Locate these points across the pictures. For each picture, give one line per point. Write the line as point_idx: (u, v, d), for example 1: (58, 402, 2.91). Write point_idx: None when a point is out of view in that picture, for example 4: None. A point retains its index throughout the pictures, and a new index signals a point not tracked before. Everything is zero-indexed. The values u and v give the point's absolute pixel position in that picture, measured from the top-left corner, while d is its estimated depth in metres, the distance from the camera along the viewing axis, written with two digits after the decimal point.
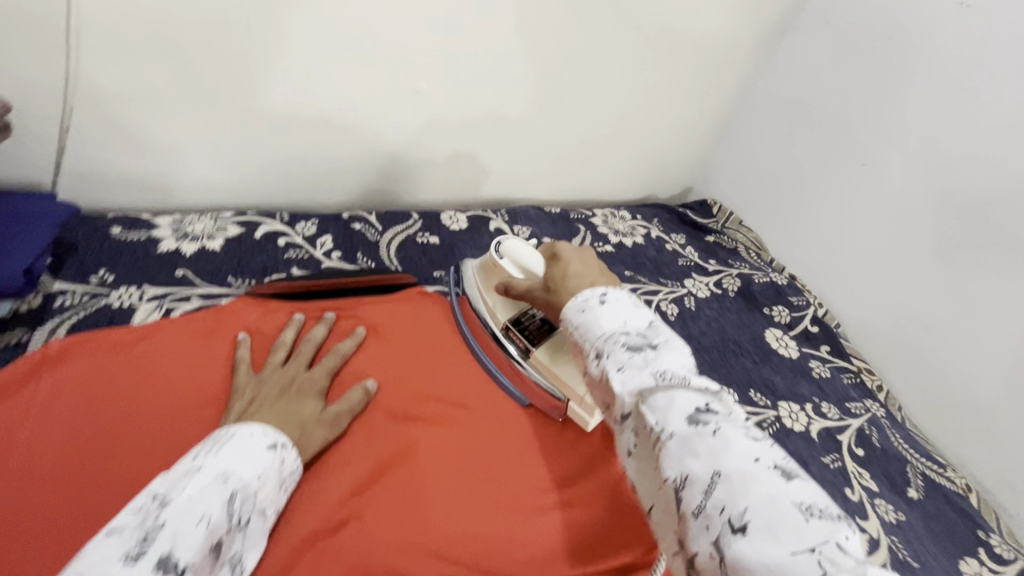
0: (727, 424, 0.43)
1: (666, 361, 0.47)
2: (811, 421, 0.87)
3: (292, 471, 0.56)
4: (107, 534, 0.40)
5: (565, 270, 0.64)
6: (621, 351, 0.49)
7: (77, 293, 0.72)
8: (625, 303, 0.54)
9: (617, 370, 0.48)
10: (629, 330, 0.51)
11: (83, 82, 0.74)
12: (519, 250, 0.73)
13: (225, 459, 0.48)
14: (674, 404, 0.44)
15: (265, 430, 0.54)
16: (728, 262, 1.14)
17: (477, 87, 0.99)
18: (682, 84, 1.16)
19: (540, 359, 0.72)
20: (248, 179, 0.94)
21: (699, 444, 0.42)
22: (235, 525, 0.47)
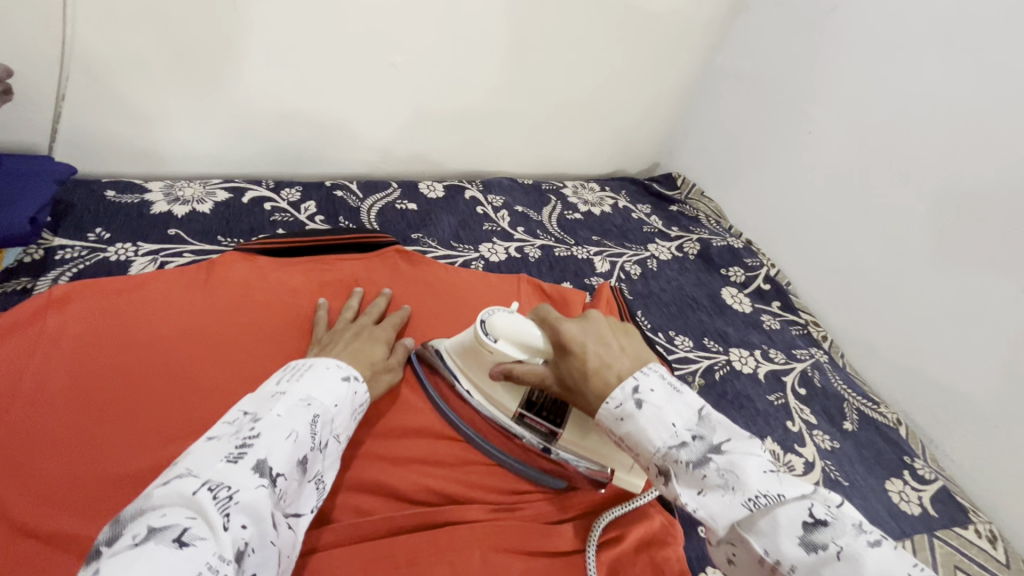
0: (845, 536, 0.40)
1: (746, 475, 0.44)
2: (759, 364, 0.95)
3: (362, 404, 0.60)
4: (208, 439, 0.44)
5: (586, 363, 0.54)
6: (688, 470, 0.46)
7: (76, 248, 0.78)
8: (662, 395, 0.49)
9: (696, 494, 0.46)
10: (682, 435, 0.47)
11: (78, 50, 0.79)
12: (516, 328, 0.61)
13: (306, 388, 0.52)
14: (779, 527, 0.42)
15: (339, 364, 0.58)
16: (689, 229, 1.23)
17: (451, 62, 1.05)
18: (646, 63, 1.24)
19: (569, 440, 0.63)
20: (236, 149, 1.00)
21: (828, 572, 0.39)
22: (318, 447, 0.50)
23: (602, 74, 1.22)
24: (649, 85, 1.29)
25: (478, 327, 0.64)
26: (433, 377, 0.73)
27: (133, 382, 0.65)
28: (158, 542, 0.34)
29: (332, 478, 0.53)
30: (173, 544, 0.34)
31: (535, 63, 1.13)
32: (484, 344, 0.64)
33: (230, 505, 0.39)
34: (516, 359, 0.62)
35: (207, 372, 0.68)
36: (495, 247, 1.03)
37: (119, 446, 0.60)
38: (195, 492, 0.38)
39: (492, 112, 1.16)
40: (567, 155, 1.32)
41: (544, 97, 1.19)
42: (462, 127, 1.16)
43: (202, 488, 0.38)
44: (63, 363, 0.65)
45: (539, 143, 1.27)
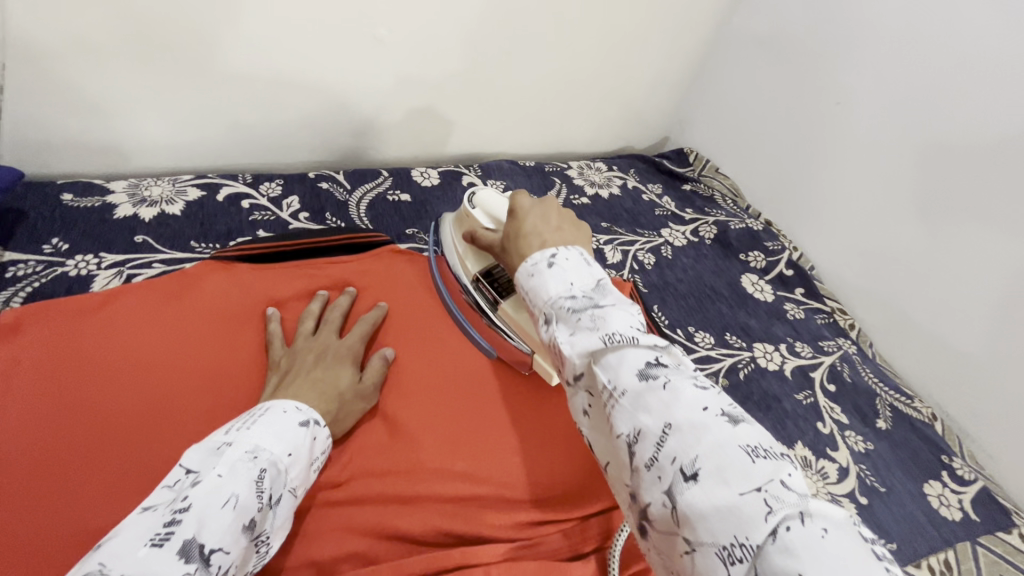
0: (677, 376, 0.38)
1: (615, 321, 0.41)
2: (785, 359, 0.89)
3: (322, 451, 0.55)
4: (141, 511, 0.39)
5: (520, 226, 0.55)
6: (568, 315, 0.43)
7: (30, 262, 0.70)
8: (574, 264, 0.46)
9: (568, 334, 0.42)
10: (576, 292, 0.44)
11: (13, 37, 0.69)
12: (493, 201, 0.67)
13: (256, 436, 0.46)
14: (625, 361, 0.39)
15: (297, 407, 0.53)
16: (704, 210, 1.14)
17: (440, 34, 0.94)
18: (655, 28, 1.13)
19: (503, 310, 0.68)
20: (207, 141, 0.90)
21: (651, 400, 0.36)
22: (267, 505, 0.44)
23: (606, 42, 1.10)
24: (659, 53, 1.18)
25: (467, 198, 0.70)
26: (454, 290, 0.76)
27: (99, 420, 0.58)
28: None
29: (282, 537, 0.48)
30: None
31: (534, 32, 1.02)
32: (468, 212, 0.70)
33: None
34: (484, 226, 0.67)
35: (184, 404, 0.61)
36: None
37: (87, 496, 0.54)
38: None
39: (488, 89, 1.06)
40: (569, 133, 1.22)
41: (545, 69, 1.08)
42: (456, 106, 1.05)
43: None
44: (21, 398, 0.58)
45: (539, 121, 1.16)
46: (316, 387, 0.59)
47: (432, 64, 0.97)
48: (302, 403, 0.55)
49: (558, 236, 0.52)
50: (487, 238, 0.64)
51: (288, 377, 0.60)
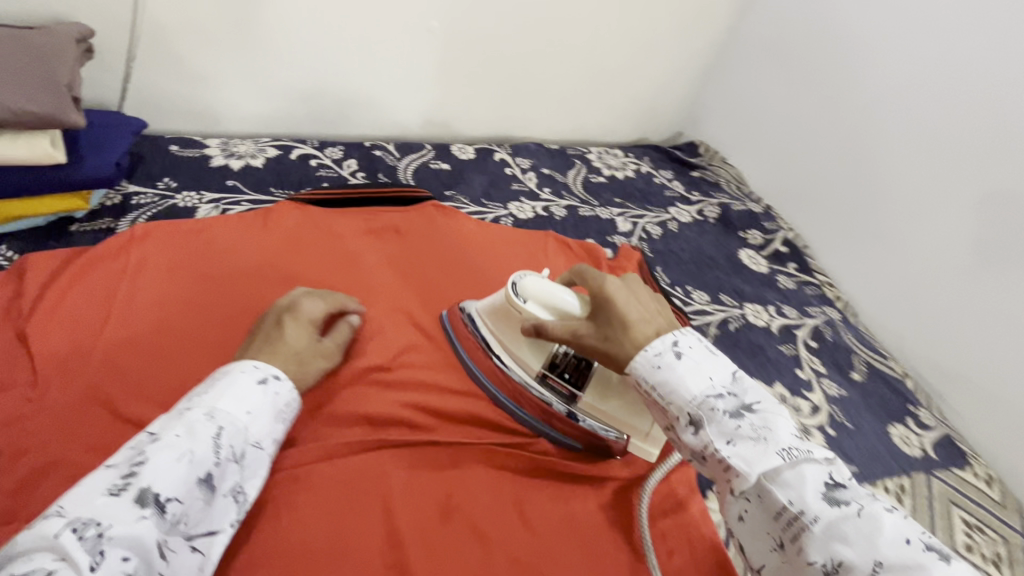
0: (863, 498, 0.45)
1: (781, 433, 0.48)
2: (773, 318, 1.00)
3: (291, 402, 0.59)
4: (105, 467, 0.47)
5: (624, 315, 0.59)
6: (724, 418, 0.50)
7: (149, 194, 0.86)
8: (701, 354, 0.54)
9: (727, 443, 0.49)
10: (720, 390, 0.52)
11: (148, 15, 0.87)
12: (545, 292, 0.67)
13: (212, 400, 0.52)
14: (807, 481, 0.45)
15: (255, 365, 0.58)
16: (711, 194, 1.26)
17: (483, 28, 1.09)
18: (673, 29, 1.26)
19: (587, 403, 0.69)
20: (282, 111, 1.06)
21: (848, 527, 0.43)
22: (226, 460, 0.50)
23: (628, 41, 1.24)
24: (675, 52, 1.31)
25: (511, 288, 0.69)
26: (466, 339, 0.76)
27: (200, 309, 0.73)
28: None
29: (256, 486, 0.53)
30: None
31: (564, 28, 1.17)
32: (513, 303, 0.69)
33: (101, 542, 0.41)
34: (540, 317, 0.67)
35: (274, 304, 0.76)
36: (522, 205, 1.08)
37: (185, 360, 0.68)
38: (58, 534, 0.40)
39: (521, 78, 1.20)
40: (592, 122, 1.36)
41: (572, 63, 1.23)
42: (492, 91, 1.20)
43: (67, 528, 0.41)
44: (146, 289, 0.72)
45: (565, 109, 1.30)
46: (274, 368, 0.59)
47: (475, 52, 1.13)
48: (256, 362, 0.59)
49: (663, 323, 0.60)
50: (561, 327, 0.65)
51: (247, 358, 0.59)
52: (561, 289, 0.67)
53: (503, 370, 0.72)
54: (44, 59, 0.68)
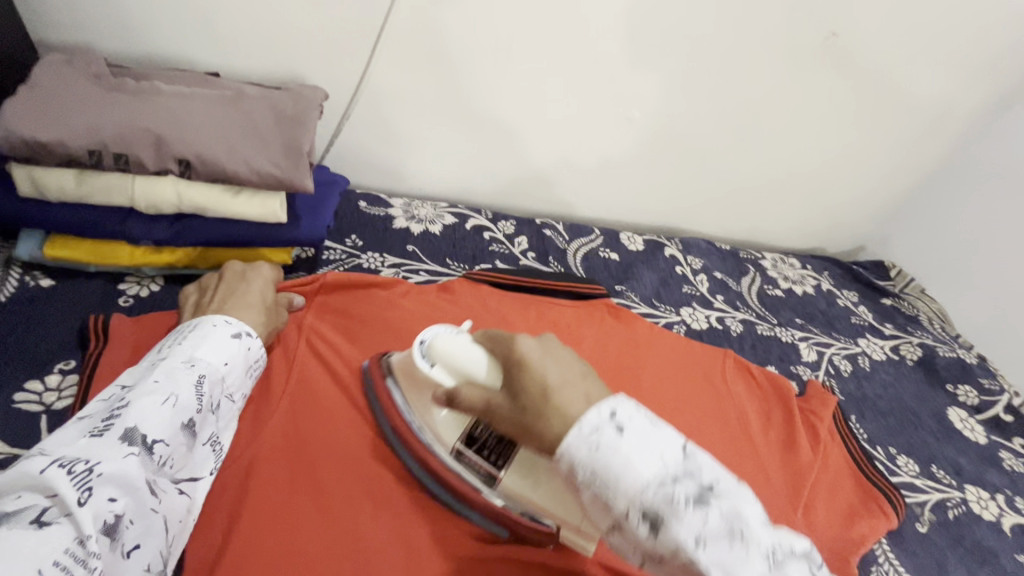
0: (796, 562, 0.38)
1: (751, 521, 0.38)
2: (1004, 512, 0.81)
3: (257, 360, 0.61)
4: (76, 419, 0.45)
5: (543, 381, 0.46)
6: (688, 515, 0.36)
7: (338, 251, 0.86)
8: (647, 431, 0.40)
9: (696, 545, 0.36)
10: (676, 474, 0.38)
11: (371, 83, 0.90)
12: (454, 349, 0.56)
13: (189, 350, 0.54)
14: (764, 569, 0.36)
15: (230, 321, 0.59)
16: (907, 329, 1.09)
17: (679, 125, 1.03)
18: (888, 145, 1.11)
19: (507, 484, 0.56)
20: (463, 178, 1.06)
21: None
22: (207, 408, 0.52)
23: (830, 154, 1.12)
24: (882, 167, 1.15)
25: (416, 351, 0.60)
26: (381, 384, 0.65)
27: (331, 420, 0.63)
28: (12, 525, 0.35)
29: (226, 436, 0.57)
30: (29, 526, 0.36)
31: (766, 132, 1.06)
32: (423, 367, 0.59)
33: (91, 478, 0.39)
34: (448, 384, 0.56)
35: None
36: (696, 313, 0.99)
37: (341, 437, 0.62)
38: (44, 470, 0.38)
39: (705, 175, 1.12)
40: (768, 225, 1.24)
41: (764, 167, 1.12)
42: (672, 183, 1.13)
43: (53, 465, 0.39)
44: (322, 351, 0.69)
45: (743, 209, 1.20)
46: (251, 302, 0.64)
47: (663, 145, 1.06)
48: (230, 316, 0.61)
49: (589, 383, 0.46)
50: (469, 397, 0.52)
51: (221, 295, 0.64)
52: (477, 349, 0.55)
53: (439, 460, 0.59)
54: (295, 123, 0.71)
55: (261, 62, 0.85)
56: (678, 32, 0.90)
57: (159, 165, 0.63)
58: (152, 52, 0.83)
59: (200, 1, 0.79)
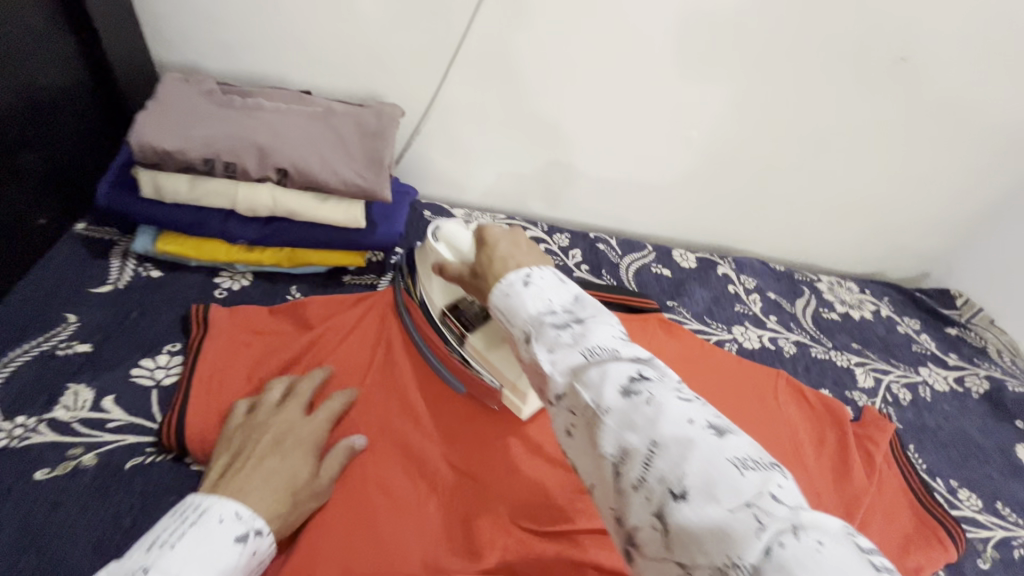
0: (661, 389, 0.40)
1: (595, 337, 0.44)
2: None
3: (258, 560, 0.50)
4: None
5: (490, 254, 0.56)
6: (548, 330, 0.45)
7: (405, 256, 0.92)
8: (548, 281, 0.50)
9: (548, 352, 0.45)
10: (555, 308, 0.47)
11: (442, 102, 0.96)
12: (456, 233, 0.64)
13: (176, 562, 0.43)
14: (606, 376, 0.40)
15: (241, 514, 0.49)
16: (973, 361, 1.05)
17: (736, 146, 1.04)
18: (958, 170, 1.08)
19: (473, 345, 0.65)
20: (521, 192, 1.11)
21: (637, 415, 0.38)
22: None
23: (893, 179, 1.09)
24: (950, 194, 1.11)
25: (430, 236, 0.67)
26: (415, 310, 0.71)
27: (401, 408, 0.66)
28: None
29: None
30: None
31: (826, 154, 1.05)
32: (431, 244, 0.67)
33: None
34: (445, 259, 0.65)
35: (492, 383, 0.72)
36: (747, 331, 0.99)
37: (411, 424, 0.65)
38: None
39: (761, 196, 1.13)
40: (825, 248, 1.23)
41: (823, 190, 1.12)
42: (726, 202, 1.14)
43: None
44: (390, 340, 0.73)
45: (799, 231, 1.19)
46: (274, 485, 0.53)
47: (719, 165, 1.07)
48: (243, 503, 0.50)
49: (529, 258, 0.54)
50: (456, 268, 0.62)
51: (241, 473, 0.53)
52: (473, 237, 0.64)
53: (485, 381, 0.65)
54: (378, 138, 0.77)
55: (345, 81, 0.93)
56: (738, 55, 0.91)
57: (261, 172, 0.70)
58: (252, 71, 0.92)
59: (298, 26, 0.87)
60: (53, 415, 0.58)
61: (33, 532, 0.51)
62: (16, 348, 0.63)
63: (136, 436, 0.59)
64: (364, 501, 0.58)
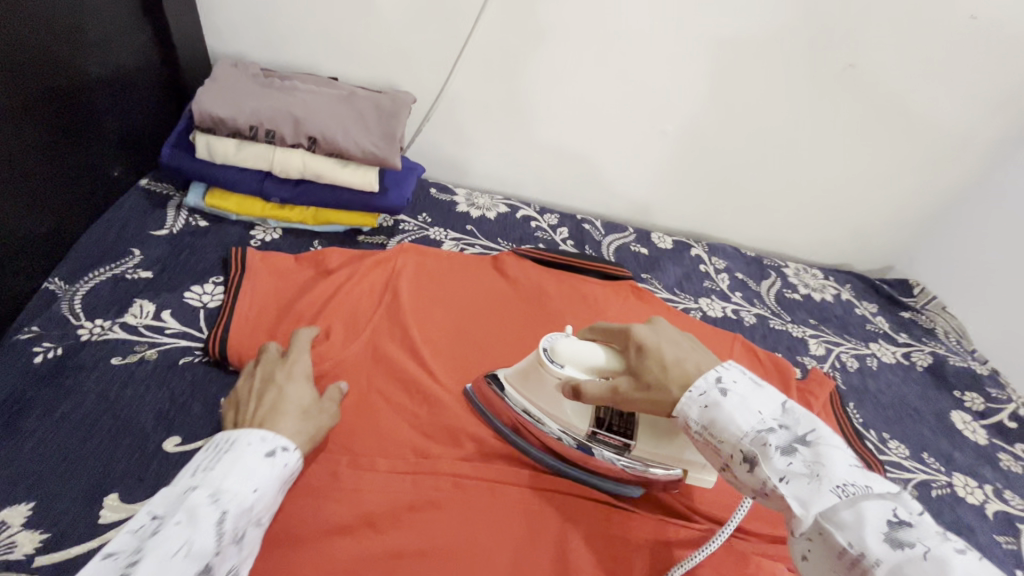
0: (930, 539, 0.41)
1: (834, 469, 0.46)
2: (989, 499, 0.88)
3: (292, 473, 0.56)
4: (106, 555, 0.44)
5: (661, 359, 0.59)
6: (775, 455, 0.48)
7: (412, 223, 1.06)
8: (746, 387, 0.53)
9: (782, 482, 0.47)
10: (770, 423, 0.50)
11: (448, 93, 1.11)
12: (575, 349, 0.65)
13: (218, 480, 0.50)
14: (866, 521, 0.42)
15: (265, 436, 0.55)
16: (922, 340, 1.16)
17: (708, 141, 1.17)
18: (912, 168, 1.19)
19: (642, 448, 0.67)
20: (517, 176, 1.25)
21: (915, 572, 0.39)
22: (227, 546, 0.48)
23: (853, 175, 1.21)
24: (906, 190, 1.23)
25: (544, 358, 0.67)
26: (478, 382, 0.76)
27: (395, 339, 0.80)
28: None
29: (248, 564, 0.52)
30: None
31: (790, 151, 1.18)
32: (551, 370, 0.67)
33: None
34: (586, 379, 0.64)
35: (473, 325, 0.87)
36: (713, 303, 1.11)
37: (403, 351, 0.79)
38: None
39: (733, 187, 1.25)
40: (795, 238, 1.34)
41: (790, 183, 1.24)
42: (701, 192, 1.26)
43: None
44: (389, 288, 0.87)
45: (769, 221, 1.31)
46: (291, 413, 0.60)
47: (693, 157, 1.20)
48: (269, 432, 0.57)
49: (692, 353, 0.59)
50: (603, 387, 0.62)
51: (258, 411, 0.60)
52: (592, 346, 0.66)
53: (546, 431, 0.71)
54: (393, 117, 0.92)
55: (366, 72, 1.09)
56: (706, 60, 1.05)
57: (295, 139, 0.86)
58: (288, 62, 1.08)
59: (327, 24, 1.03)
60: (124, 320, 0.73)
61: (112, 401, 0.66)
62: (94, 271, 0.79)
63: (187, 341, 0.73)
64: (369, 402, 0.73)
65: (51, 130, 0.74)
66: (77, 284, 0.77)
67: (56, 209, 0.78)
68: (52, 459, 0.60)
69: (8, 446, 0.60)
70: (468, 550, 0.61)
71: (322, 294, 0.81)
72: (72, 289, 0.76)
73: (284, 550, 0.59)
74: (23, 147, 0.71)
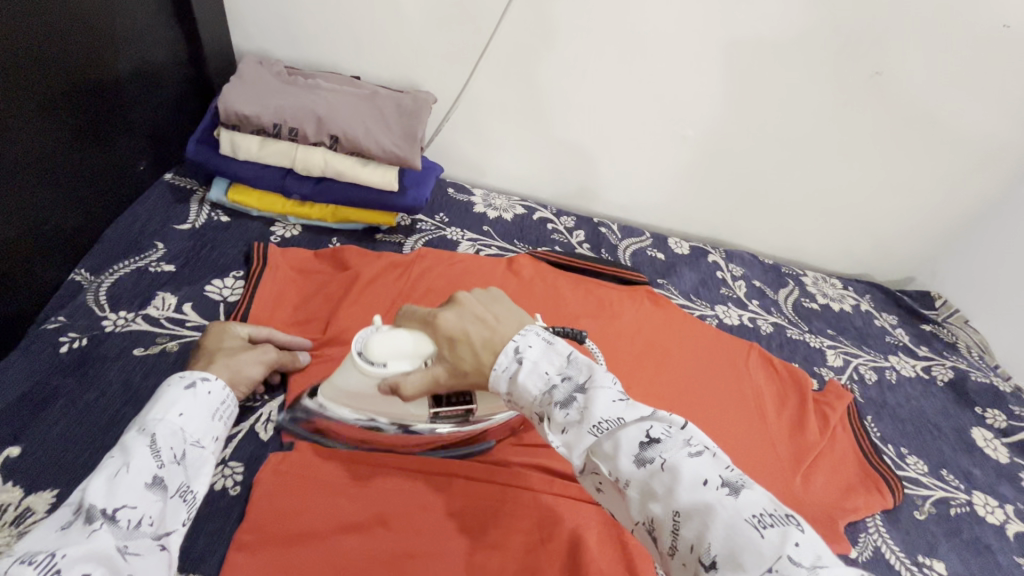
0: (671, 449, 0.44)
1: (598, 408, 0.48)
2: (1009, 519, 0.86)
3: (222, 400, 0.62)
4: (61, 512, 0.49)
5: (470, 345, 0.57)
6: (557, 411, 0.50)
7: (429, 222, 1.06)
8: (538, 352, 0.54)
9: (560, 433, 0.50)
10: (553, 378, 0.52)
11: (468, 94, 1.11)
12: (387, 345, 0.63)
13: (142, 420, 0.55)
14: (620, 447, 0.46)
15: (182, 374, 0.61)
16: (942, 354, 1.14)
17: (728, 147, 1.16)
18: (937, 179, 1.17)
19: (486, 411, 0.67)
20: (533, 177, 1.25)
21: (654, 483, 0.44)
22: (168, 462, 0.53)
23: (875, 184, 1.19)
24: (929, 201, 1.21)
25: (358, 360, 0.64)
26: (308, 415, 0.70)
27: None
28: None
29: (206, 481, 0.56)
30: None
31: (812, 159, 1.16)
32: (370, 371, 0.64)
33: (55, 560, 0.42)
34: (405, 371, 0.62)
35: None
36: (729, 310, 1.10)
37: None
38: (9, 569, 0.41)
39: (752, 194, 1.23)
40: (814, 246, 1.32)
41: (810, 191, 1.22)
42: (720, 198, 1.25)
43: (14, 562, 0.41)
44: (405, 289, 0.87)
45: (788, 229, 1.30)
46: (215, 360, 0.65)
47: (712, 163, 1.19)
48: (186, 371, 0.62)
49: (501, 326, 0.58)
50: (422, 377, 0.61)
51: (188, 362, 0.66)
52: (399, 336, 0.63)
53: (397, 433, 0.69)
54: (413, 117, 0.93)
55: (388, 72, 1.10)
56: (727, 64, 1.04)
57: (318, 137, 0.86)
58: (312, 61, 1.09)
59: (351, 23, 1.04)
60: (147, 312, 0.75)
61: (134, 391, 0.67)
62: (119, 263, 0.80)
63: None
64: None
65: (79, 125, 0.76)
66: (102, 276, 0.78)
67: (84, 202, 0.80)
68: (75, 448, 0.61)
69: (34, 435, 0.62)
70: (466, 556, 0.61)
71: (347, 293, 0.83)
72: (98, 280, 0.78)
73: (293, 547, 0.59)
74: (53, 141, 0.72)
